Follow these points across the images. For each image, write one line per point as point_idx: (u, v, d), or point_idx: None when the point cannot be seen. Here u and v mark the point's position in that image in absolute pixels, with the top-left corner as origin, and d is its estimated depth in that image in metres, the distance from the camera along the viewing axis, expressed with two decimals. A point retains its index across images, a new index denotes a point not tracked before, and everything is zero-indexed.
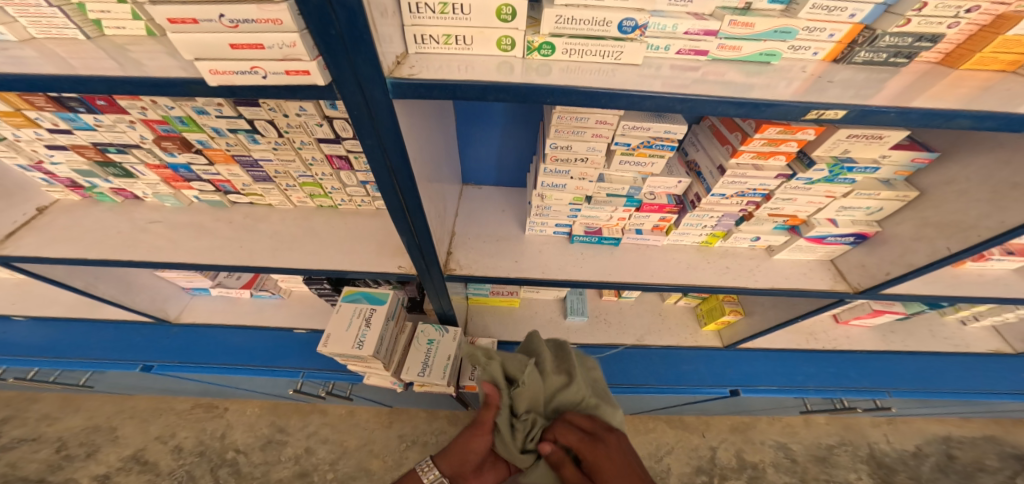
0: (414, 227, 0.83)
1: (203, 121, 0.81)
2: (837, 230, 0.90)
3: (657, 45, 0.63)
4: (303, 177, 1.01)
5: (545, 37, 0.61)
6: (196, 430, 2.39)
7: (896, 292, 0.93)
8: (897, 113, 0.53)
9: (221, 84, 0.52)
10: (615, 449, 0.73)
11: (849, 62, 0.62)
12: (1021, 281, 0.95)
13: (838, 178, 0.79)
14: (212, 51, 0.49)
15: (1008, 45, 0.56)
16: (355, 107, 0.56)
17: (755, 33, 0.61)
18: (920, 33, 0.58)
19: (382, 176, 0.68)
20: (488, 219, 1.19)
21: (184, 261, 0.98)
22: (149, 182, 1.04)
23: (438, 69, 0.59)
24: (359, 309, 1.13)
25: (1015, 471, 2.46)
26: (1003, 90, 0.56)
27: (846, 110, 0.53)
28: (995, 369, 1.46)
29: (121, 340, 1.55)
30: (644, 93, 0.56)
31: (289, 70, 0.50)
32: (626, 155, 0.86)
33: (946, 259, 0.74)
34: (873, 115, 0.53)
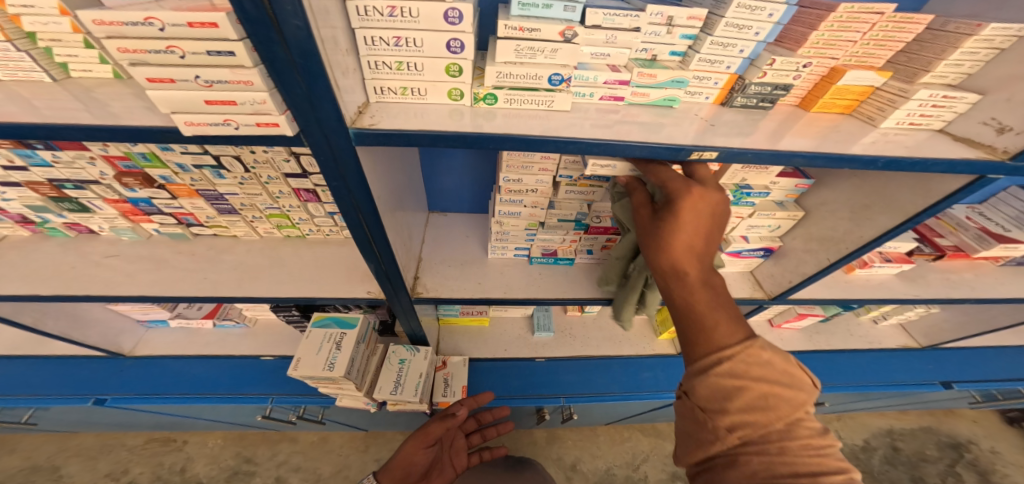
0: (380, 255, 0.90)
1: (167, 157, 0.86)
2: (749, 245, 1.03)
3: (583, 93, 0.75)
4: (269, 208, 1.07)
5: (488, 89, 0.72)
6: (151, 465, 2.27)
7: (802, 298, 1.08)
8: (751, 155, 0.67)
9: (196, 133, 0.59)
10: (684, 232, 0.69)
11: (731, 105, 0.77)
12: (901, 284, 1.14)
13: (741, 202, 0.92)
14: (186, 105, 0.56)
15: (840, 93, 0.72)
16: (321, 152, 0.64)
17: (657, 82, 0.74)
18: (774, 83, 0.72)
19: (349, 212, 0.77)
20: (454, 244, 1.28)
21: (146, 294, 1.01)
22: (106, 216, 1.06)
23: (394, 118, 0.69)
24: (328, 333, 1.18)
25: (953, 459, 2.69)
26: (838, 132, 0.72)
27: (716, 152, 0.66)
28: (910, 363, 1.66)
29: (69, 375, 1.49)
30: (567, 139, 0.67)
31: (259, 123, 0.58)
32: (570, 186, 0.98)
33: (830, 266, 0.89)
34: (735, 156, 0.67)
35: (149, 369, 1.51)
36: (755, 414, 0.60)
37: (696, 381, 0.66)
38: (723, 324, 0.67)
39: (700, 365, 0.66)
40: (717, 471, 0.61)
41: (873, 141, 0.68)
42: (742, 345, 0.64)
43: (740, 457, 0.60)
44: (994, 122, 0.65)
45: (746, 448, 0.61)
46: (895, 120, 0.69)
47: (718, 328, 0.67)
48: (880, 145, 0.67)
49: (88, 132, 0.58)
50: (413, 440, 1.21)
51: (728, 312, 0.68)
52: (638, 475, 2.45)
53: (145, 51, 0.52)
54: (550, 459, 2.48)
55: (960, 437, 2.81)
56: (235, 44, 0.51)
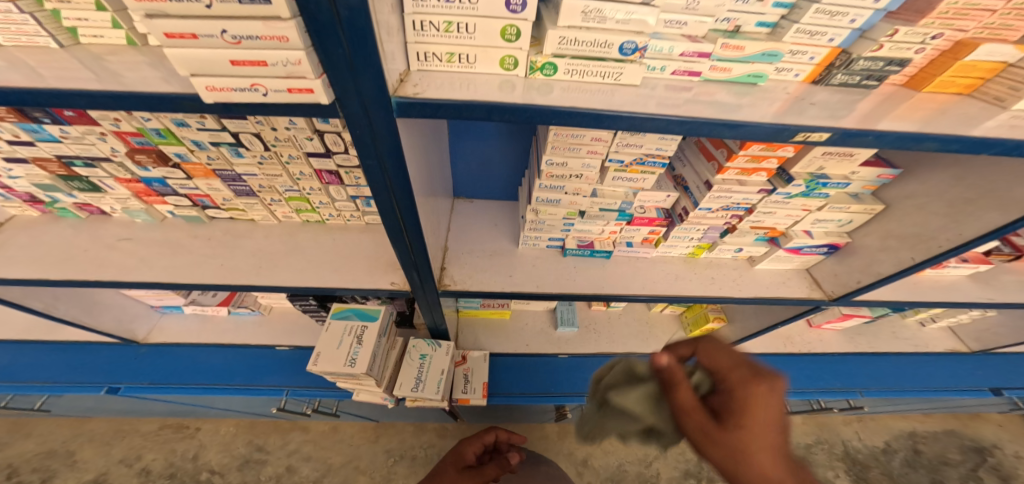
0: (412, 244, 0.82)
1: (182, 133, 0.77)
2: (813, 241, 0.96)
3: (654, 67, 0.66)
4: (290, 191, 0.99)
5: (548, 57, 0.62)
6: (164, 451, 2.25)
7: (866, 300, 1.00)
8: (873, 137, 0.57)
9: (218, 100, 0.51)
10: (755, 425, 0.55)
11: (826, 84, 0.68)
12: (973, 286, 1.05)
13: (814, 193, 0.85)
14: (209, 66, 0.47)
15: (965, 69, 0.62)
16: (357, 126, 0.55)
17: (744, 56, 0.64)
18: (890, 57, 0.63)
19: (382, 195, 0.68)
20: (481, 233, 1.20)
21: (162, 281, 0.94)
22: (118, 197, 0.98)
23: (440, 87, 0.60)
24: (348, 326, 1.11)
25: (975, 463, 2.61)
26: (951, 113, 0.62)
27: (828, 133, 0.57)
28: (954, 367, 1.58)
29: (81, 361, 1.44)
30: (644, 115, 0.58)
31: (291, 88, 0.49)
32: (619, 172, 0.89)
33: (913, 268, 0.82)
34: (851, 138, 0.58)
35: (162, 357, 1.46)
36: None
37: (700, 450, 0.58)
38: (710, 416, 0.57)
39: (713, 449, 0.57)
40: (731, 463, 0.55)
41: (999, 125, 0.59)
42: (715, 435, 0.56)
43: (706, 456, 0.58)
44: None
45: None
46: None
47: None
48: (1009, 130, 0.58)
49: (99, 99, 0.49)
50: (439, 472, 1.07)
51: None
52: (651, 472, 2.40)
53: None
54: (562, 454, 2.44)
55: (985, 442, 2.71)
56: None
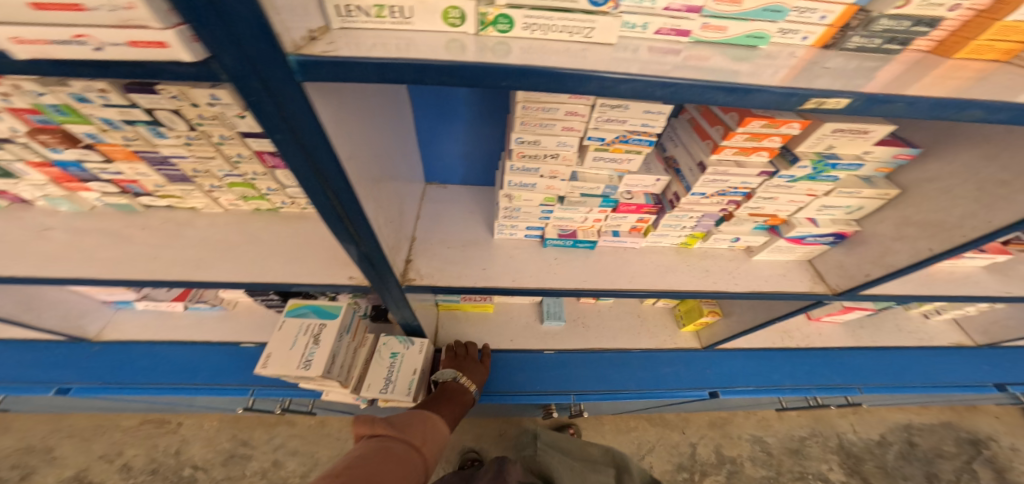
0: (359, 236, 0.70)
1: (86, 110, 0.66)
2: (817, 230, 0.86)
3: (633, 23, 0.55)
4: (230, 176, 0.87)
5: (501, 8, 0.50)
6: (145, 447, 2.18)
7: (874, 294, 0.91)
8: (903, 103, 0.47)
9: (36, 57, 0.36)
10: None
11: (841, 48, 0.56)
12: (990, 279, 0.96)
13: (821, 175, 0.74)
14: (6, 10, 0.33)
15: (1007, 32, 0.51)
16: (251, 93, 0.40)
17: (742, 11, 0.53)
18: (918, 15, 0.52)
19: (310, 182, 0.54)
20: (453, 222, 1.10)
21: (89, 277, 0.83)
22: (35, 183, 0.87)
23: (364, 45, 0.47)
24: (305, 324, 1.01)
25: (971, 455, 2.57)
26: (992, 80, 0.52)
27: (849, 98, 0.46)
28: (957, 361, 1.51)
29: (32, 361, 1.35)
30: (620, 76, 0.47)
31: (133, 42, 0.35)
32: (600, 151, 0.78)
33: (931, 259, 0.72)
34: (877, 105, 0.47)
35: (119, 356, 1.36)
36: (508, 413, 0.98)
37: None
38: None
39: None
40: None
41: None
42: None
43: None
44: None
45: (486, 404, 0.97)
46: None
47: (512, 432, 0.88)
48: None
49: None
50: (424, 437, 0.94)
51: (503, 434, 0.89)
52: (644, 465, 2.35)
53: None
54: None
55: (980, 434, 2.67)
56: None
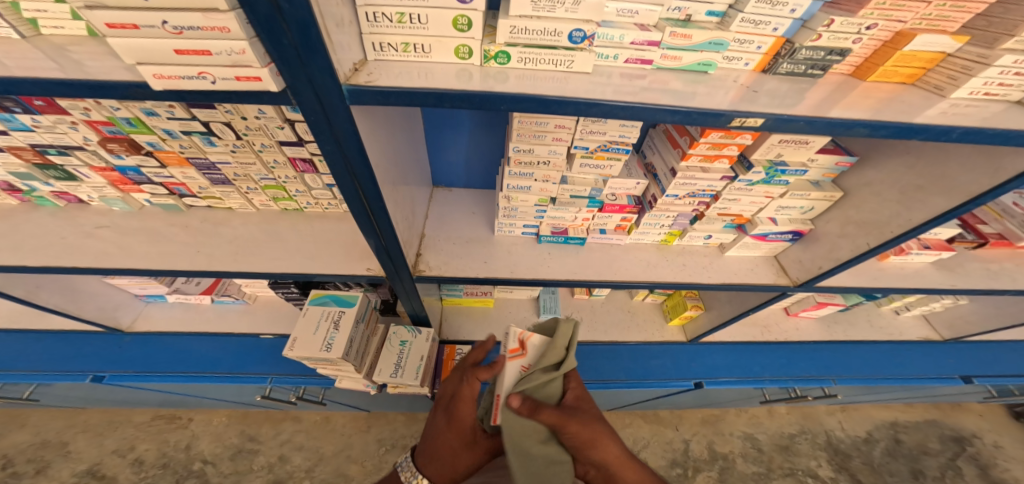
0: (380, 229, 0.84)
1: (153, 122, 0.79)
2: (777, 228, 0.98)
3: (606, 54, 0.68)
4: (265, 179, 1.00)
5: (501, 46, 0.64)
6: (157, 442, 2.25)
7: (830, 286, 1.03)
8: (806, 122, 0.59)
9: (167, 88, 0.52)
10: (579, 429, 0.73)
11: (775, 73, 0.69)
12: (936, 273, 1.07)
13: (775, 180, 0.88)
14: (154, 56, 0.49)
15: (905, 59, 0.64)
16: (312, 113, 0.57)
17: (693, 44, 0.66)
18: (830, 47, 0.65)
19: (345, 183, 0.70)
20: (458, 221, 1.22)
21: (139, 268, 0.95)
22: (94, 185, 0.99)
23: (395, 75, 0.61)
24: (326, 312, 1.13)
25: (955, 452, 2.61)
26: (898, 101, 0.64)
27: (763, 118, 0.59)
28: (924, 354, 1.62)
29: (68, 350, 1.46)
30: (592, 100, 0.60)
31: (239, 76, 0.50)
32: (586, 158, 0.91)
33: (868, 253, 0.85)
34: (786, 124, 0.60)
35: (147, 346, 1.48)
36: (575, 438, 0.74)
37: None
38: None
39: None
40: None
41: (939, 113, 0.61)
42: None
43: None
44: None
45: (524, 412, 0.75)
46: (969, 89, 0.63)
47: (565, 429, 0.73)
48: (950, 116, 0.60)
49: (54, 88, 0.50)
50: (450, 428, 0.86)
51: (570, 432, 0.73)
52: None
53: None
54: None
55: (965, 431, 2.72)
56: None
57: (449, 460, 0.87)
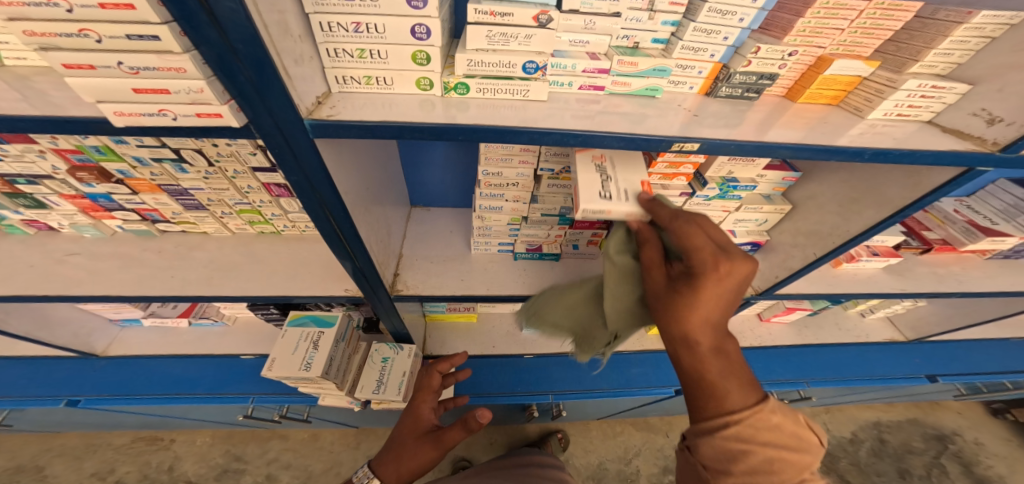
0: (353, 252, 0.87)
1: (122, 150, 0.82)
2: (736, 239, 1.03)
3: (561, 82, 0.72)
4: (239, 204, 1.03)
5: (459, 78, 0.68)
6: (138, 464, 2.21)
7: (790, 293, 1.08)
8: (736, 146, 0.64)
9: (129, 124, 0.55)
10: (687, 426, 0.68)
11: (716, 95, 0.74)
12: (888, 279, 1.13)
13: (728, 195, 0.92)
14: (114, 94, 0.52)
15: (827, 82, 0.70)
16: (276, 146, 0.60)
17: (639, 71, 0.71)
18: (760, 72, 0.70)
19: (315, 211, 0.73)
20: (436, 240, 1.25)
21: (112, 294, 0.96)
22: (65, 213, 1.01)
23: (357, 108, 0.65)
24: (305, 332, 1.15)
25: (938, 450, 2.66)
26: (825, 121, 0.69)
27: (699, 143, 0.63)
28: (891, 355, 1.68)
29: (42, 375, 1.45)
30: (542, 130, 0.63)
31: (199, 113, 0.54)
32: (553, 180, 0.95)
33: (817, 262, 0.90)
34: (720, 148, 0.64)
35: (124, 369, 1.47)
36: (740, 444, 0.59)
37: (701, 441, 0.62)
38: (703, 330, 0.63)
39: (706, 429, 0.62)
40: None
41: (860, 133, 0.66)
42: (753, 413, 0.59)
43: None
44: (984, 112, 0.64)
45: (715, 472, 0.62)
46: (883, 111, 0.69)
47: (729, 395, 0.62)
48: (869, 136, 0.65)
49: (13, 122, 0.51)
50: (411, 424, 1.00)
51: (742, 385, 0.62)
52: (631, 469, 2.35)
53: (54, 35, 0.47)
54: None
55: (946, 429, 2.78)
56: (157, 27, 0.46)
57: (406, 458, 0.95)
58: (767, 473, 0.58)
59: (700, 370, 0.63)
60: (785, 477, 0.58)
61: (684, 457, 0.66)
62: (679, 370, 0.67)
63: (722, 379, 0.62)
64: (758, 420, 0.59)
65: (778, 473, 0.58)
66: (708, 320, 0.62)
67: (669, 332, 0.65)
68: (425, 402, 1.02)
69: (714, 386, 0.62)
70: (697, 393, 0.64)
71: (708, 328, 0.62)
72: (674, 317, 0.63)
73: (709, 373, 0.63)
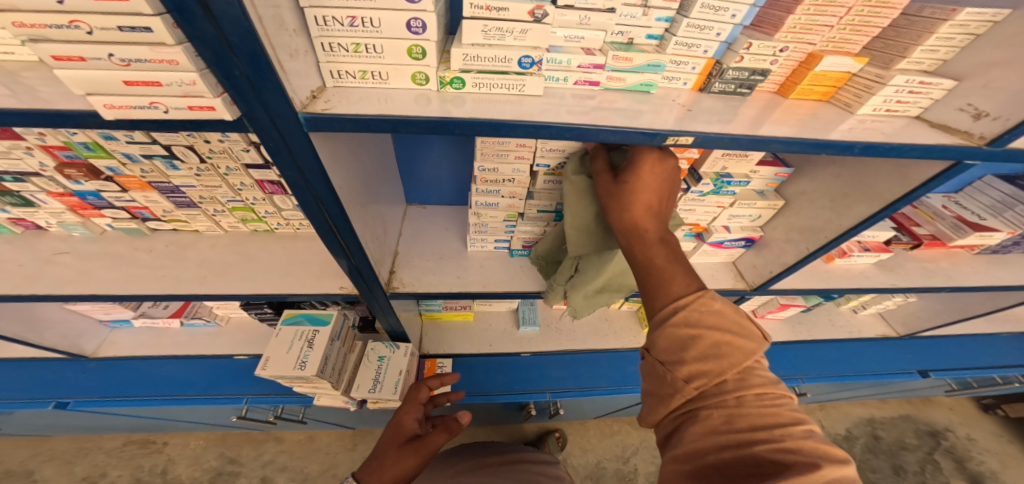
0: (348, 249, 0.86)
1: (112, 146, 0.81)
2: (731, 235, 1.04)
3: (556, 77, 0.73)
4: (232, 201, 1.02)
5: (455, 72, 0.68)
6: (130, 467, 2.17)
7: (784, 288, 1.09)
8: (731, 139, 0.64)
9: (119, 117, 0.54)
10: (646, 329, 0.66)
11: (709, 91, 0.75)
12: (879, 274, 1.14)
13: (723, 191, 0.92)
14: (102, 87, 0.51)
15: (819, 78, 0.71)
16: (270, 140, 0.60)
17: (634, 66, 0.71)
18: (752, 68, 0.70)
19: (309, 206, 0.72)
20: (431, 238, 1.25)
21: (102, 293, 0.95)
22: (52, 211, 1.00)
23: (352, 103, 0.65)
24: (300, 331, 1.14)
25: (931, 446, 2.69)
26: (816, 117, 0.70)
27: (694, 137, 0.64)
28: (884, 351, 1.70)
29: (31, 378, 1.43)
30: (538, 124, 0.63)
31: (191, 106, 0.53)
32: (549, 176, 0.95)
33: (810, 256, 0.91)
34: (714, 141, 0.65)
35: (115, 371, 1.45)
36: (693, 326, 0.59)
37: (655, 335, 0.61)
38: (645, 218, 0.69)
39: (658, 319, 0.62)
40: (683, 431, 0.56)
41: (851, 127, 0.67)
42: (696, 294, 0.61)
43: (701, 411, 0.55)
44: (971, 107, 0.65)
45: (705, 400, 0.56)
46: (872, 106, 0.69)
47: (675, 282, 0.64)
48: (860, 131, 0.66)
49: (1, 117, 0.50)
50: (393, 434, 0.99)
51: (686, 272, 0.65)
52: (629, 468, 2.35)
53: (44, 26, 0.46)
54: None
55: (938, 425, 2.81)
56: (150, 19, 0.45)
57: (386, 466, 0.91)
58: (713, 355, 0.56)
59: (647, 256, 0.67)
60: (733, 361, 0.55)
61: (645, 362, 0.64)
62: (630, 266, 0.70)
63: (667, 264, 0.66)
64: (701, 301, 0.60)
65: (726, 357, 0.56)
66: (649, 210, 0.69)
67: (617, 226, 0.71)
68: (410, 412, 1.02)
69: (659, 275, 0.65)
70: (647, 284, 0.67)
71: (649, 216, 0.69)
72: (619, 207, 0.70)
73: (654, 259, 0.67)
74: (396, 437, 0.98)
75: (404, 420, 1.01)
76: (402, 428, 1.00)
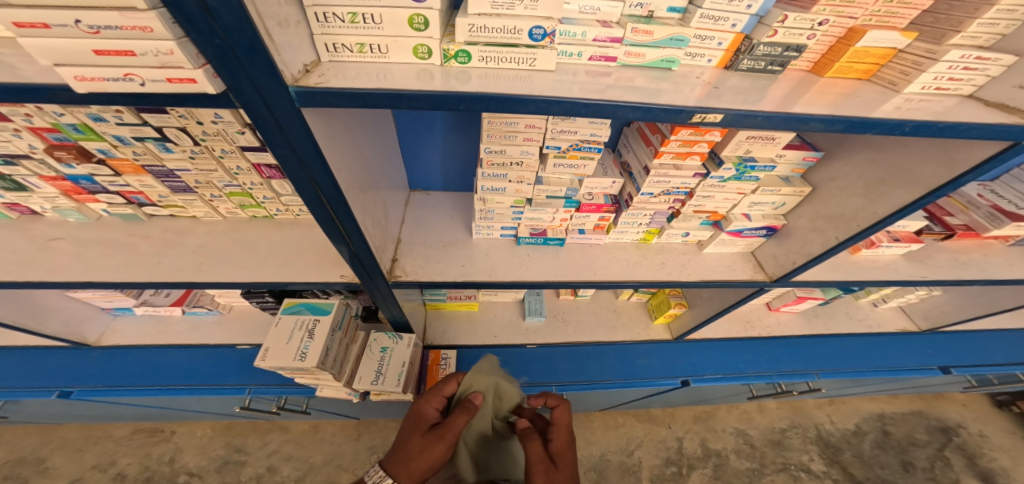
0: (348, 235, 0.82)
1: (101, 128, 0.77)
2: (751, 224, 0.99)
3: (570, 52, 0.67)
4: (229, 186, 0.98)
5: (460, 45, 0.62)
6: (139, 456, 2.19)
7: (805, 280, 1.03)
8: (763, 117, 0.59)
9: (92, 90, 0.49)
10: None
11: (736, 69, 0.69)
12: (907, 265, 1.08)
13: (745, 176, 0.88)
14: (72, 57, 0.46)
15: (859, 55, 0.65)
16: (259, 116, 0.55)
17: (654, 40, 0.65)
18: (786, 43, 0.65)
19: (304, 188, 0.67)
20: (435, 225, 1.20)
21: (97, 281, 0.91)
22: (46, 196, 0.96)
23: (350, 77, 0.60)
24: (300, 320, 1.10)
25: (942, 443, 2.64)
26: (854, 95, 0.64)
27: (723, 114, 0.58)
28: (900, 346, 1.65)
29: (35, 366, 1.42)
30: (552, 98, 0.58)
31: (170, 79, 0.48)
32: (559, 158, 0.90)
33: (838, 246, 0.85)
34: (744, 119, 0.59)
35: (118, 360, 1.44)
36: None
37: None
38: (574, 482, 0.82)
39: None
40: None
41: (896, 106, 0.61)
42: None
43: None
44: None
45: None
46: (921, 84, 0.63)
47: None
48: (906, 110, 0.60)
49: None
50: (415, 421, 0.93)
51: None
52: (632, 460, 2.35)
53: None
54: None
55: (950, 421, 2.75)
56: None
57: (414, 458, 0.84)
58: None
59: None
60: None
61: None
62: None
63: None
64: None
65: None
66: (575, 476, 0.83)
67: None
68: (432, 401, 0.95)
69: None
70: None
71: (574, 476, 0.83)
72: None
73: None
74: (420, 425, 0.91)
75: (425, 407, 0.95)
76: (425, 415, 0.93)
